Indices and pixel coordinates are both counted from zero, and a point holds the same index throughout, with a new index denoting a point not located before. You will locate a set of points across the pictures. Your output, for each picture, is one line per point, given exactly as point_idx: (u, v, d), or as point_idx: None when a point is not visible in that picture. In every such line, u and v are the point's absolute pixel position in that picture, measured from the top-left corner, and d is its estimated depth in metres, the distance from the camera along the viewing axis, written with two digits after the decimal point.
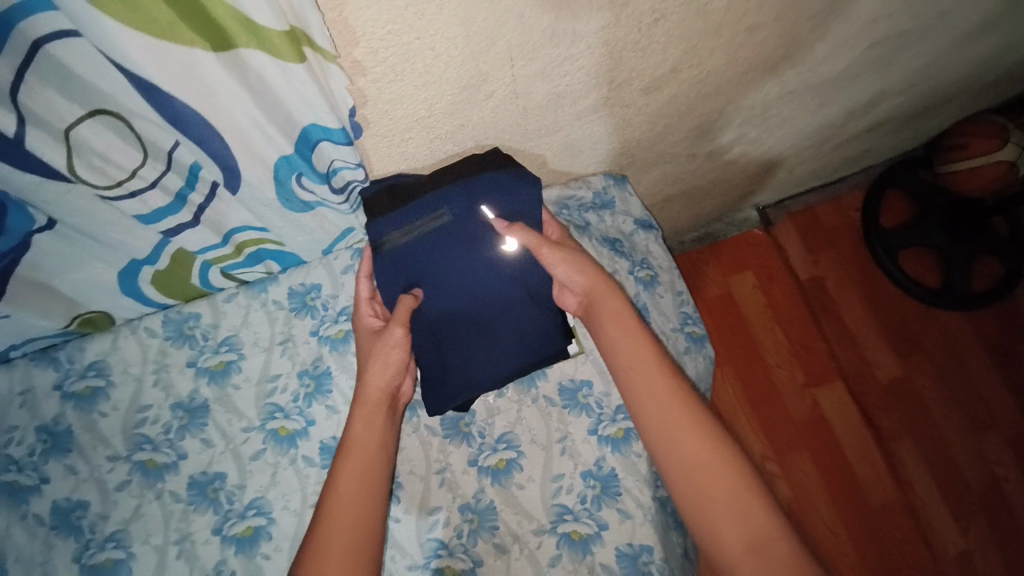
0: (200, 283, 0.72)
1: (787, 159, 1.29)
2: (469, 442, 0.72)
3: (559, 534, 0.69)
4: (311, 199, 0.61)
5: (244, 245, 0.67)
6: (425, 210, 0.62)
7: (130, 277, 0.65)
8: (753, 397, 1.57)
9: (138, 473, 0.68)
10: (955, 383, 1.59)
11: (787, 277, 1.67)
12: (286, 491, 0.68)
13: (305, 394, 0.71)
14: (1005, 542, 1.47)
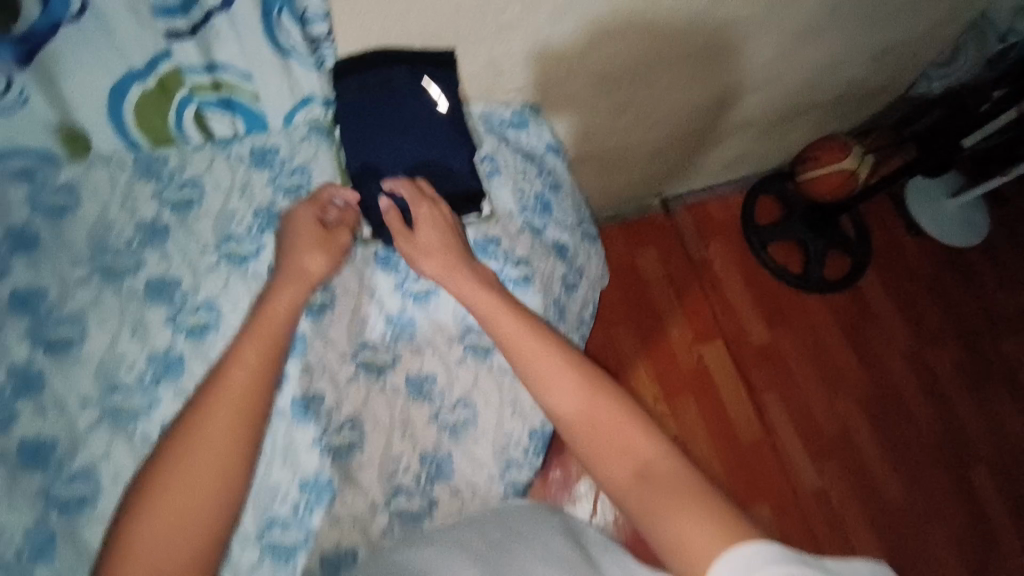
0: (174, 123, 0.83)
1: (675, 142, 1.58)
2: (395, 271, 0.86)
3: (465, 344, 0.84)
4: (285, 45, 0.78)
5: (223, 83, 0.81)
6: (379, 75, 0.84)
7: (120, 95, 0.77)
8: (650, 349, 1.81)
9: (97, 274, 0.77)
10: (813, 350, 1.89)
11: (682, 254, 1.95)
12: (235, 296, 0.80)
13: (258, 227, 0.84)
14: (852, 480, 1.74)
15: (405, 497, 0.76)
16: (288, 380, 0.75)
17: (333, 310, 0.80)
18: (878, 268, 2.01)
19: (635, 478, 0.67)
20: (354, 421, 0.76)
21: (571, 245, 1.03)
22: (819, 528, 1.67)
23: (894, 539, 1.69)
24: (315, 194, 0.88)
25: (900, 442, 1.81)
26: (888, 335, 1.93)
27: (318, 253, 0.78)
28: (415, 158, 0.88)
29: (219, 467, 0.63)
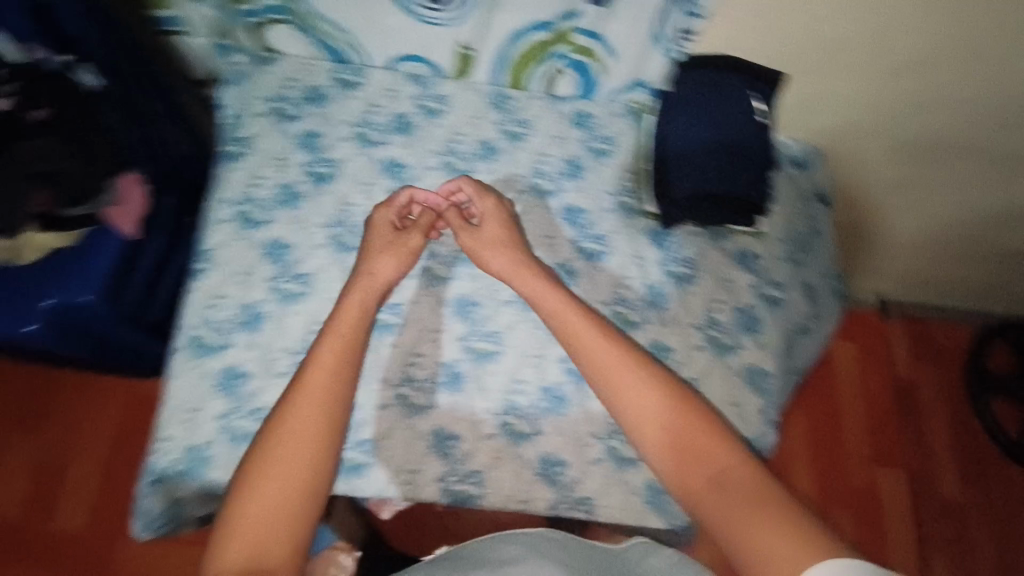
0: (531, 68, 0.97)
1: (941, 245, 1.36)
2: (662, 248, 0.92)
3: (708, 334, 0.88)
4: (656, 32, 0.87)
5: (589, 51, 0.91)
6: (715, 76, 0.91)
7: (512, 36, 0.90)
8: (820, 453, 1.53)
9: (444, 168, 0.95)
10: (1007, 531, 1.53)
11: (888, 365, 1.65)
12: (534, 221, 0.93)
13: (564, 172, 0.97)
14: None
15: (620, 440, 0.86)
16: None
17: (603, 260, 0.91)
18: None
19: (705, 485, 0.58)
20: None
21: (823, 289, 0.98)
22: None
23: None
24: (616, 161, 0.98)
25: None
26: None
27: (391, 257, 0.81)
28: (716, 156, 0.89)
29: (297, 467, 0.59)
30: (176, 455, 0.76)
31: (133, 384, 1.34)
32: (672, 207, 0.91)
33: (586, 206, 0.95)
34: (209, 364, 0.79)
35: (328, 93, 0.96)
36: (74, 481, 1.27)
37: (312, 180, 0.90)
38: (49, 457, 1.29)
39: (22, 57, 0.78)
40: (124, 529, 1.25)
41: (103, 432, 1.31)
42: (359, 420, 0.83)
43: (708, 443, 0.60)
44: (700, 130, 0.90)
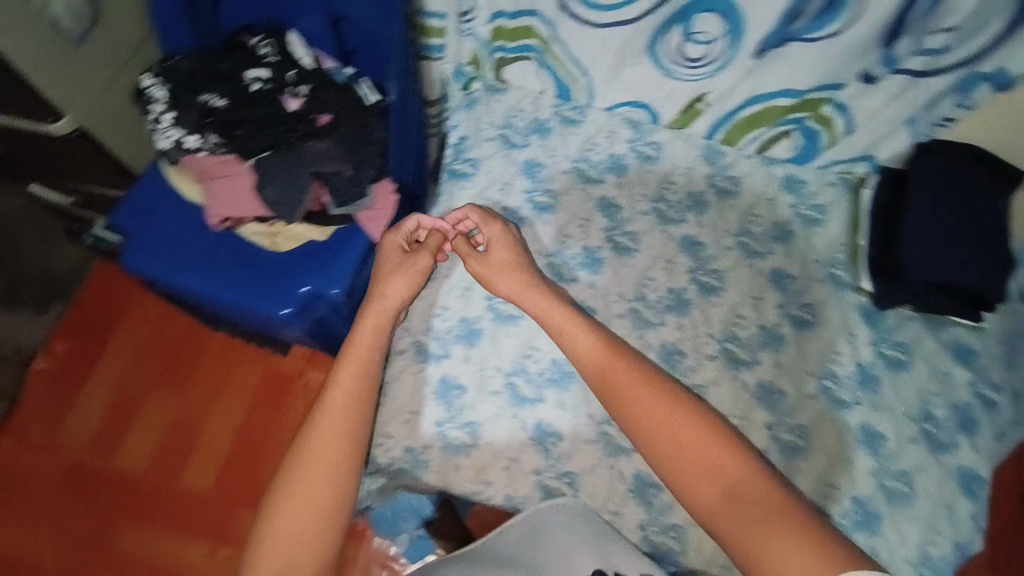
0: (754, 131, 0.97)
1: None
2: (875, 329, 0.89)
3: (922, 427, 0.84)
4: (912, 115, 0.86)
5: (826, 122, 0.91)
6: (963, 160, 0.89)
7: (754, 99, 0.91)
8: None
9: (655, 214, 0.97)
10: None
11: None
12: (741, 280, 0.92)
13: (773, 235, 0.96)
14: None
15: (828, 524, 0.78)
16: (760, 363, 0.85)
17: (815, 330, 0.88)
18: None
19: (721, 502, 0.56)
20: (805, 432, 0.81)
21: None
22: None
23: None
24: (828, 231, 0.96)
25: None
26: None
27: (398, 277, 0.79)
28: (963, 240, 0.86)
29: (316, 501, 0.62)
30: (394, 455, 0.80)
31: (274, 359, 1.32)
32: (898, 293, 0.88)
33: (796, 273, 0.93)
34: (430, 370, 0.83)
35: (551, 126, 1.01)
36: (207, 441, 1.27)
37: (533, 209, 0.94)
38: (189, 414, 1.29)
39: (326, 74, 0.86)
40: (245, 501, 1.23)
41: (240, 400, 1.30)
42: (562, 453, 0.80)
43: (715, 455, 0.59)
44: (942, 212, 0.87)
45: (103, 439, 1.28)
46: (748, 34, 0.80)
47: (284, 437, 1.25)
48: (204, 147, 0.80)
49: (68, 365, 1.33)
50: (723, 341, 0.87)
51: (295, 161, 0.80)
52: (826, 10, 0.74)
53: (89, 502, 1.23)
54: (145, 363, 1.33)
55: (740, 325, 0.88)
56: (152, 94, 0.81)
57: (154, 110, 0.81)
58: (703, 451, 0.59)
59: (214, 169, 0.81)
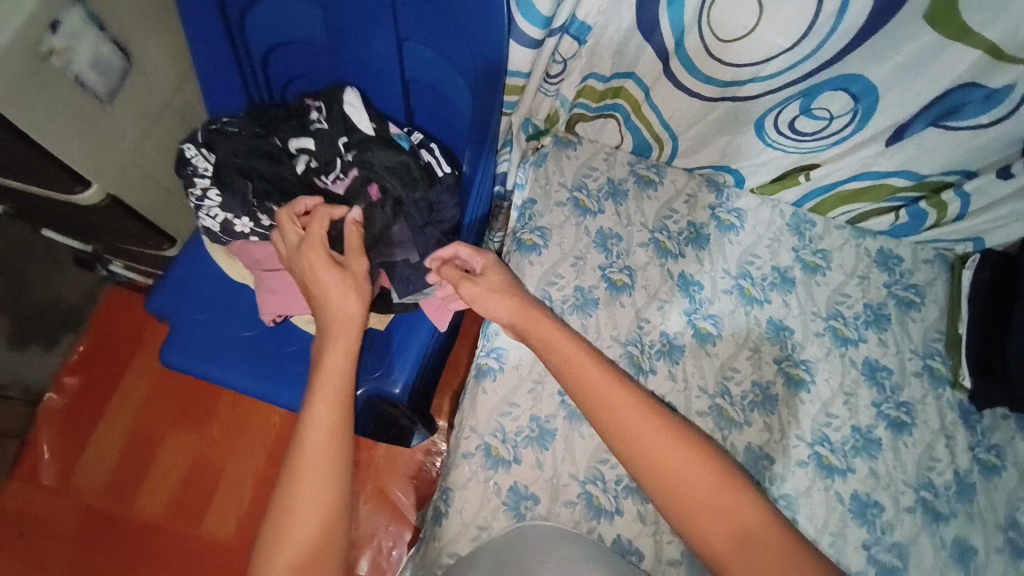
0: (852, 202, 0.92)
1: None
2: (972, 431, 0.84)
3: (1016, 544, 0.78)
4: None
5: (934, 200, 0.87)
6: None
7: (863, 174, 0.86)
8: None
9: (738, 292, 0.89)
10: None
11: None
12: (831, 371, 0.86)
13: (864, 320, 0.89)
14: None
15: None
16: (853, 472, 0.79)
17: (911, 432, 0.82)
18: None
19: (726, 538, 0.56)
20: (901, 549, 0.76)
21: None
22: None
23: None
24: (922, 316, 0.90)
25: None
26: None
27: (348, 294, 0.66)
28: None
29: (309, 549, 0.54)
30: None
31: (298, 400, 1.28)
32: (1009, 399, 0.81)
33: (890, 366, 0.86)
34: (500, 478, 0.77)
35: (627, 189, 0.93)
36: (229, 485, 1.22)
37: (609, 288, 0.87)
38: (208, 455, 1.24)
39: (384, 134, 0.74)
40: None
41: (263, 440, 1.26)
42: None
43: (713, 491, 0.57)
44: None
45: (114, 486, 1.21)
46: (881, 113, 0.76)
47: None
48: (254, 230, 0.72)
49: (76, 406, 1.25)
50: (814, 444, 0.81)
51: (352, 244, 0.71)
52: (980, 103, 0.71)
53: (103, 552, 1.16)
54: (161, 403, 1.27)
55: (832, 426, 0.82)
56: (196, 165, 0.71)
57: (199, 184, 0.71)
58: (700, 484, 0.58)
59: (270, 259, 0.72)
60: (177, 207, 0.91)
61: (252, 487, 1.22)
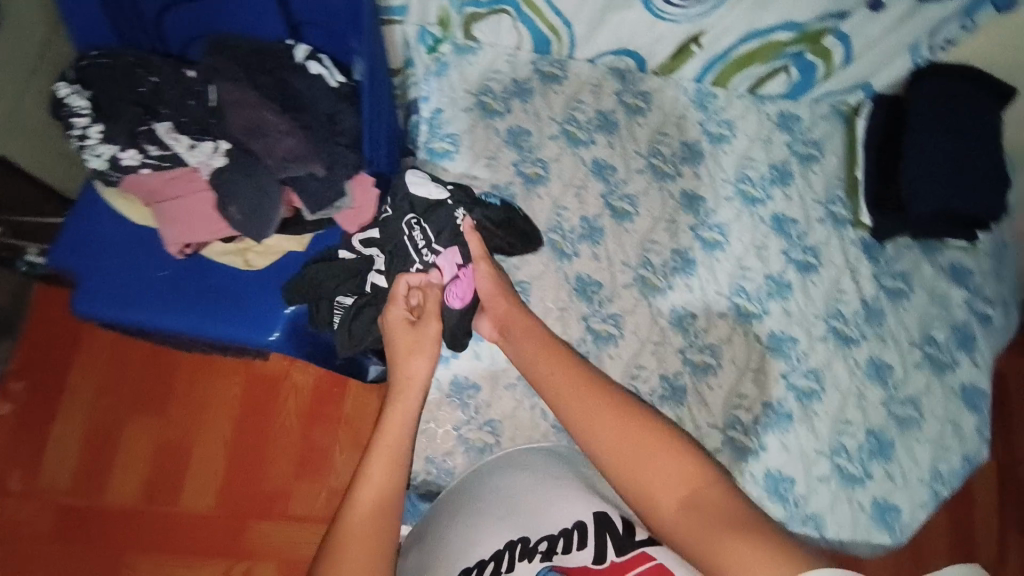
0: (746, 71, 0.94)
1: None
2: (876, 262, 0.90)
3: (925, 352, 0.86)
4: (915, 40, 0.87)
5: (819, 50, 0.90)
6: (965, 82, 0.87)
7: (749, 33, 0.88)
8: None
9: (650, 170, 0.92)
10: None
11: None
12: (743, 229, 0.90)
13: (770, 178, 0.93)
14: None
15: (845, 458, 0.80)
16: (769, 314, 0.86)
17: (819, 272, 0.89)
18: None
19: (677, 509, 0.50)
20: (817, 374, 0.83)
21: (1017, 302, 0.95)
22: None
23: None
24: (823, 167, 0.95)
25: None
26: None
27: (414, 357, 0.68)
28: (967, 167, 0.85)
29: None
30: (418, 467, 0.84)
31: (254, 363, 1.27)
32: (902, 223, 0.88)
33: (798, 216, 0.92)
34: (441, 374, 0.85)
35: (531, 86, 0.93)
36: (199, 457, 1.23)
37: (524, 182, 0.89)
38: (172, 433, 1.24)
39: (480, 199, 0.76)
40: (254, 510, 1.21)
41: (224, 410, 1.25)
42: None
43: (663, 462, 0.52)
44: (942, 142, 0.85)
45: (85, 479, 1.21)
46: None
47: (284, 437, 1.24)
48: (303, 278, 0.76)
49: (26, 408, 1.24)
50: (732, 296, 0.87)
51: (255, 165, 0.70)
52: None
53: (88, 540, 1.18)
54: (114, 390, 1.25)
55: (747, 278, 0.88)
56: (72, 106, 0.70)
57: (78, 124, 0.70)
58: (647, 455, 0.53)
59: (168, 187, 0.72)
60: (71, 169, 0.89)
61: (224, 457, 1.23)
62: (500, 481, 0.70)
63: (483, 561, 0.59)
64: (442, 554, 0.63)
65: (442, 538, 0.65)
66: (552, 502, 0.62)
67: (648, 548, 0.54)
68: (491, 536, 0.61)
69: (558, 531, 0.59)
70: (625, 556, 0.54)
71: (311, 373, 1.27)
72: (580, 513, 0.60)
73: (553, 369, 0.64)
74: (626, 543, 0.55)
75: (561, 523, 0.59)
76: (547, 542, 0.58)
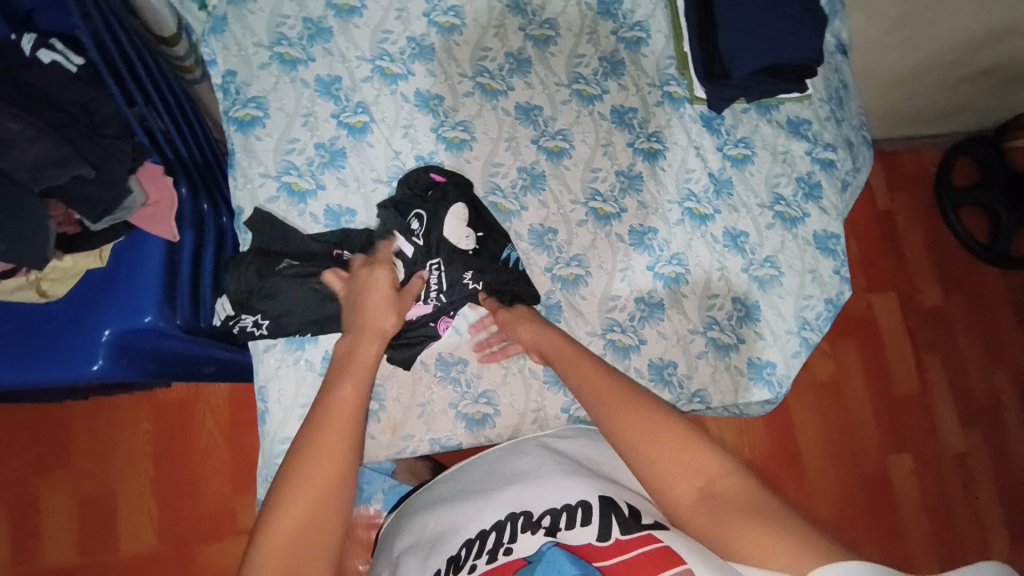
0: None
1: (929, 82, 1.35)
2: (718, 135, 0.91)
3: (776, 212, 0.89)
4: None
5: None
6: None
7: None
8: (843, 428, 1.46)
9: (479, 91, 0.87)
10: (981, 337, 1.58)
11: (873, 332, 1.53)
12: (585, 131, 0.88)
13: (602, 72, 0.91)
14: (995, 462, 1.52)
15: (718, 330, 0.83)
16: (626, 211, 0.86)
17: (665, 156, 0.89)
18: None
19: (699, 499, 0.54)
20: (680, 257, 0.85)
21: (856, 141, 0.99)
22: (959, 490, 1.49)
23: None
24: (652, 50, 0.93)
25: None
26: None
27: (388, 314, 0.67)
28: (785, 23, 0.82)
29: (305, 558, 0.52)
30: None
31: (155, 393, 1.18)
32: (735, 91, 0.87)
33: (636, 106, 0.91)
34: (309, 353, 0.74)
35: (329, 24, 0.84)
36: (128, 502, 1.14)
37: (349, 134, 0.81)
38: (89, 487, 1.14)
39: (498, 261, 0.76)
40: (201, 534, 1.15)
41: (139, 447, 1.16)
42: (471, 376, 0.77)
43: (686, 457, 0.56)
44: (758, 0, 0.83)
45: (10, 557, 1.11)
46: None
47: (215, 454, 1.18)
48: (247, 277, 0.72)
49: None
50: (588, 201, 0.86)
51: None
52: None
53: None
54: (12, 460, 1.14)
55: (599, 180, 0.87)
56: None
57: None
58: (673, 449, 0.57)
59: None
60: None
61: (155, 493, 1.15)
62: (505, 462, 0.71)
63: (486, 530, 0.61)
64: (443, 525, 0.66)
65: (450, 510, 0.68)
66: (557, 481, 0.63)
67: (653, 531, 0.55)
68: (498, 510, 0.63)
69: (562, 506, 0.60)
70: (629, 536, 0.55)
71: (222, 385, 1.20)
72: (582, 493, 0.61)
73: (592, 371, 0.66)
74: (631, 525, 0.56)
75: (565, 498, 0.61)
76: (550, 517, 0.59)
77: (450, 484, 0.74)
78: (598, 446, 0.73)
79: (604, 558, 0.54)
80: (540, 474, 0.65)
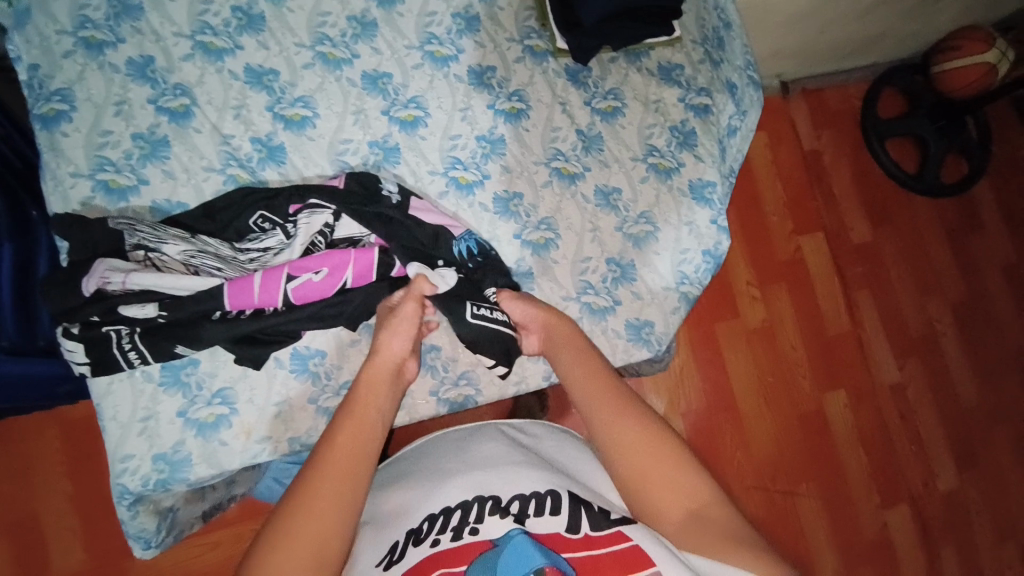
0: None
1: (832, 15, 1.30)
2: (585, 89, 0.87)
3: (649, 164, 0.85)
4: None
5: None
6: None
7: None
8: (776, 375, 1.47)
9: (319, 61, 0.80)
10: (909, 265, 1.60)
11: (802, 273, 1.51)
12: (440, 95, 0.82)
13: (457, 30, 0.84)
14: (929, 386, 1.56)
15: (593, 294, 0.80)
16: (488, 178, 0.81)
17: (529, 116, 0.84)
18: (1003, 188, 1.67)
19: (684, 521, 0.55)
20: (549, 222, 0.81)
21: (737, 82, 0.94)
22: (892, 417, 1.52)
23: (960, 436, 1.56)
24: (509, 1, 0.87)
25: (987, 357, 1.60)
26: (988, 250, 1.64)
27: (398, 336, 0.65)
28: None
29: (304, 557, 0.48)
30: (143, 473, 0.68)
31: (61, 410, 1.10)
32: (593, 40, 0.81)
33: (495, 64, 0.85)
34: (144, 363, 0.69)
35: (139, 1, 0.76)
36: (53, 524, 1.07)
37: (171, 121, 0.74)
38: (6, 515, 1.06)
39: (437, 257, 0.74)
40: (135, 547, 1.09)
41: (54, 468, 1.09)
42: (330, 370, 0.74)
43: (678, 479, 0.57)
44: None
45: None
46: None
47: None
48: (141, 244, 0.68)
49: None
50: (448, 170, 0.81)
51: None
52: None
53: None
54: None
55: (458, 147, 0.82)
56: None
57: None
58: (664, 468, 0.57)
59: None
60: None
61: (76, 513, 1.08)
62: (469, 449, 0.65)
63: (452, 508, 0.56)
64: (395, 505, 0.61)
65: (400, 494, 0.62)
66: (523, 469, 0.59)
67: (622, 528, 0.53)
68: (461, 493, 0.57)
69: (530, 494, 0.56)
70: (599, 531, 0.52)
71: None
72: (551, 483, 0.58)
73: (598, 373, 0.64)
74: (602, 521, 0.54)
75: (536, 486, 0.57)
76: (519, 503, 0.55)
77: (398, 470, 0.68)
78: (573, 449, 0.70)
79: (574, 551, 0.50)
80: (508, 460, 0.61)
